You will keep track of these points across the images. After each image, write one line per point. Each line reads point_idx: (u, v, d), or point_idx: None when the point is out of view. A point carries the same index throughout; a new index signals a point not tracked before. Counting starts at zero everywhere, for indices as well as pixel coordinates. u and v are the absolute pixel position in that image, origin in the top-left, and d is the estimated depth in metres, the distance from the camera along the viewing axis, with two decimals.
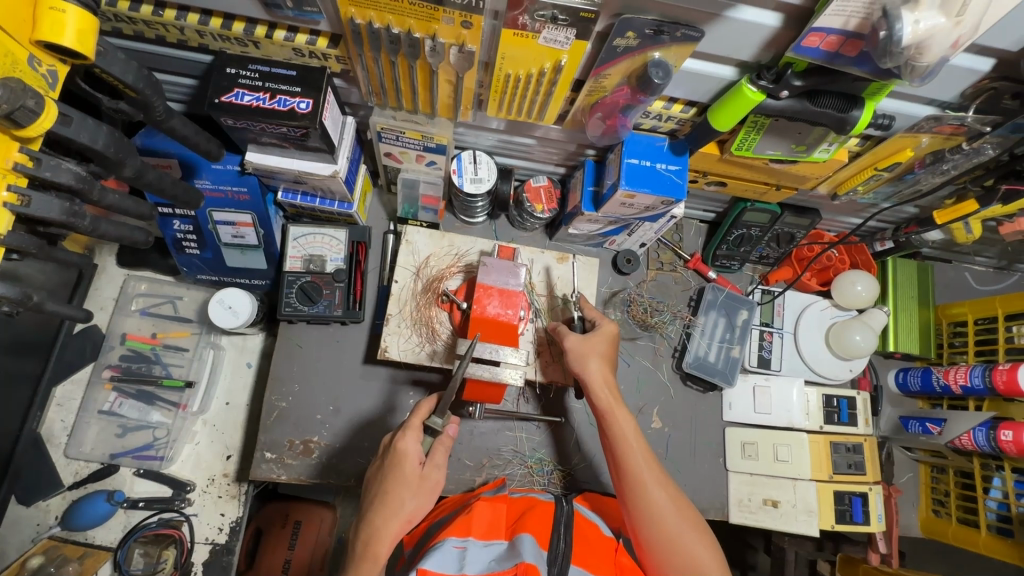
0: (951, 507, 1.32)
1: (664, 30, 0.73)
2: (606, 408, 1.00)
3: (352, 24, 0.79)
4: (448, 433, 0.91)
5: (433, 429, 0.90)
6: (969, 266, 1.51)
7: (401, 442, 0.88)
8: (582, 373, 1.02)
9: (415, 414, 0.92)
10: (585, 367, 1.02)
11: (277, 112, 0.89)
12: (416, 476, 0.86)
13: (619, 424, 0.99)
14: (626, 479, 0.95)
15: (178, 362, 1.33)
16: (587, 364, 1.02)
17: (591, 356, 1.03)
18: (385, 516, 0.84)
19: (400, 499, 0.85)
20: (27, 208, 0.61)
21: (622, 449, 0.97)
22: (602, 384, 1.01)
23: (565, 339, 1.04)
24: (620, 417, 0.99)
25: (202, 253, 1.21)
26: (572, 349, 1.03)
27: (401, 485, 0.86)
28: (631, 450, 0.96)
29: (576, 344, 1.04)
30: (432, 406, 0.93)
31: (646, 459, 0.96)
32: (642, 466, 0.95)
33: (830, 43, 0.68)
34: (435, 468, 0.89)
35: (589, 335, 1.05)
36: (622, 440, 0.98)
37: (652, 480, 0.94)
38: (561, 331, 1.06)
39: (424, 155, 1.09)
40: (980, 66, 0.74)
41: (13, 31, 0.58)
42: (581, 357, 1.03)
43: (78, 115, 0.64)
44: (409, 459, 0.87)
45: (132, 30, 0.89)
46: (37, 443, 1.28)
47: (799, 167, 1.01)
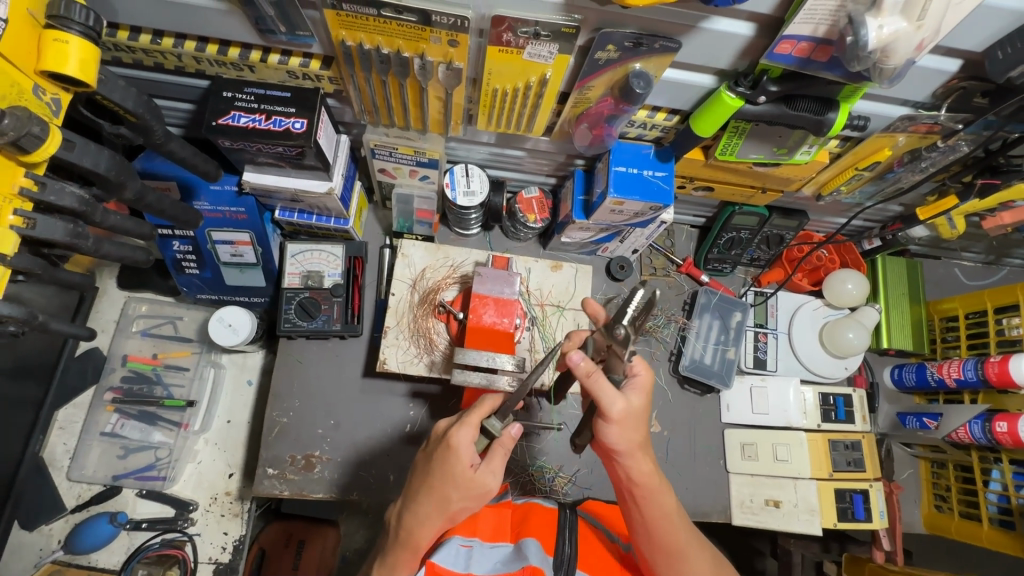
0: (953, 502, 1.33)
1: (643, 42, 0.76)
2: (647, 484, 0.83)
3: (343, 46, 0.82)
4: (509, 436, 0.81)
5: (491, 433, 0.81)
6: (957, 261, 1.53)
7: (454, 436, 0.78)
8: (624, 444, 0.79)
9: (477, 410, 0.81)
10: (629, 439, 0.79)
11: (273, 132, 0.92)
12: (465, 479, 0.78)
13: (657, 500, 0.84)
14: (659, 554, 0.86)
15: (180, 382, 1.34)
16: (632, 434, 0.79)
17: (634, 423, 0.79)
18: (431, 507, 0.79)
19: (446, 496, 0.78)
20: (33, 230, 0.63)
21: (659, 527, 0.84)
22: (641, 455, 0.82)
23: (611, 408, 0.76)
24: (660, 491, 0.84)
25: (201, 273, 1.24)
26: (617, 419, 0.76)
27: (448, 482, 0.78)
28: (671, 527, 0.85)
29: (619, 412, 0.77)
30: (496, 403, 0.82)
31: (683, 533, 0.86)
32: (679, 544, 0.85)
33: (802, 49, 0.71)
34: (488, 473, 0.79)
35: (632, 394, 0.79)
36: (661, 519, 0.84)
37: (691, 552, 0.86)
38: (602, 397, 0.75)
39: (418, 170, 1.12)
40: (948, 66, 0.77)
41: (19, 62, 0.60)
42: (626, 427, 0.78)
43: (81, 141, 0.66)
44: (459, 458, 0.77)
45: (132, 58, 0.92)
46: (40, 467, 1.28)
47: (782, 170, 1.03)
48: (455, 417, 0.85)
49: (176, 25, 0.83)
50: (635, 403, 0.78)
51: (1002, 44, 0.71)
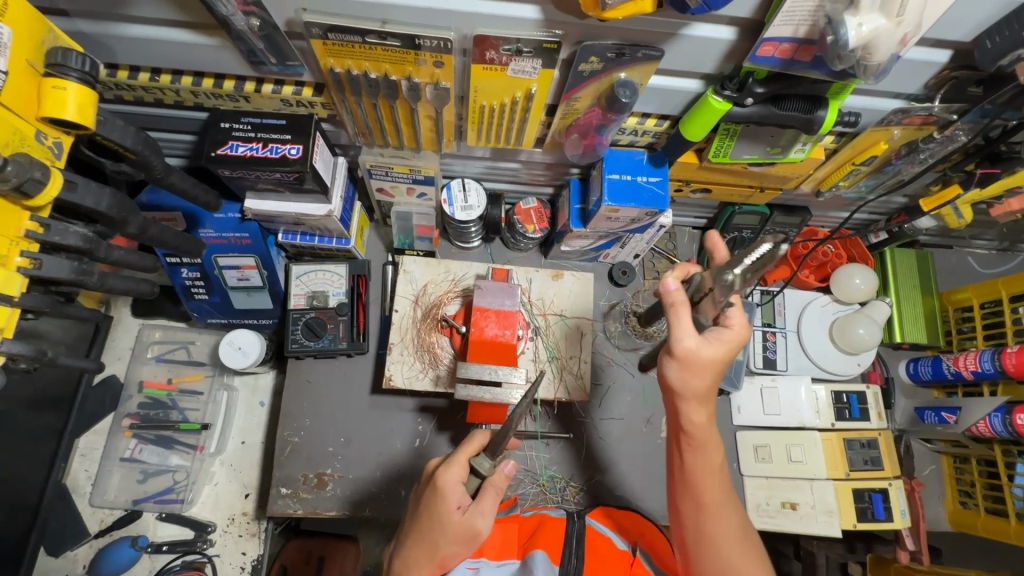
0: (978, 497, 1.29)
1: (625, 52, 0.77)
2: (699, 435, 0.81)
3: (332, 73, 0.84)
4: (500, 473, 0.83)
5: (479, 472, 0.82)
6: (970, 250, 1.50)
7: (441, 477, 0.81)
8: (685, 387, 0.79)
9: (464, 449, 0.84)
10: (693, 385, 0.79)
11: (270, 159, 0.94)
12: (454, 523, 0.78)
13: (708, 453, 0.81)
14: (690, 502, 0.82)
15: (194, 406, 1.37)
16: (698, 381, 0.79)
17: (706, 376, 0.79)
18: (422, 555, 0.80)
19: (436, 542, 0.79)
20: (39, 270, 0.65)
21: (700, 475, 0.81)
22: (700, 405, 0.80)
23: (679, 340, 0.78)
24: (711, 444, 0.81)
25: (210, 298, 1.27)
26: (683, 354, 0.78)
27: (437, 528, 0.79)
28: (710, 478, 0.81)
29: (686, 351, 0.78)
30: (485, 441, 0.85)
31: (719, 488, 0.82)
32: (716, 496, 0.81)
33: (784, 50, 0.71)
34: (478, 516, 0.80)
35: (712, 338, 0.79)
36: (702, 468, 0.81)
37: (723, 511, 0.81)
38: (675, 326, 0.78)
39: (414, 188, 1.14)
40: (937, 57, 0.76)
41: (21, 110, 0.63)
42: (689, 368, 0.78)
43: (83, 181, 0.69)
44: (446, 502, 0.79)
45: (132, 96, 0.95)
46: (63, 494, 1.31)
47: (778, 169, 1.02)
48: (443, 457, 0.87)
49: (172, 63, 0.86)
50: (708, 350, 0.78)
51: (990, 33, 0.70)
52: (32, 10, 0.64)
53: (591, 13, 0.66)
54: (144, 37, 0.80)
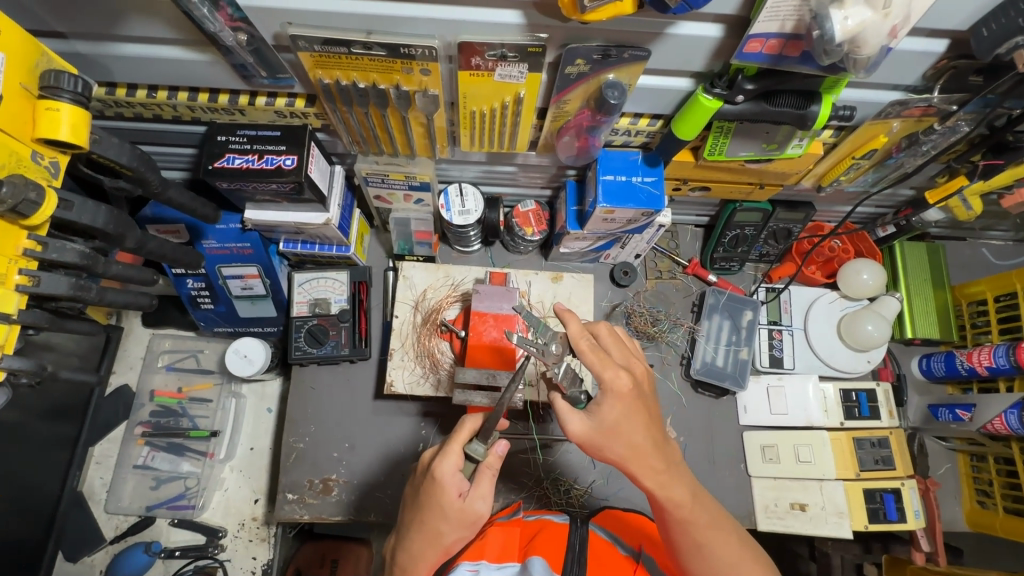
0: (997, 497, 1.25)
1: (611, 53, 0.76)
2: (661, 494, 0.79)
3: (321, 84, 0.84)
4: (494, 456, 0.81)
5: (474, 458, 0.82)
6: (985, 241, 1.45)
7: (438, 468, 0.79)
8: (617, 456, 0.78)
9: (455, 437, 0.82)
10: (612, 451, 0.78)
11: (265, 170, 0.95)
12: (455, 510, 0.78)
13: (674, 500, 0.79)
14: (685, 552, 0.81)
15: (204, 413, 1.39)
16: (617, 438, 0.77)
17: (618, 425, 0.76)
18: (424, 544, 0.80)
19: (438, 530, 0.79)
20: (38, 287, 0.67)
21: (682, 531, 0.80)
22: (643, 459, 0.78)
23: (568, 427, 0.78)
24: (674, 492, 0.79)
25: (216, 307, 1.29)
26: (581, 437, 0.78)
27: (438, 515, 0.79)
28: (695, 520, 0.80)
29: (582, 428, 0.78)
30: (477, 425, 0.84)
31: (705, 525, 0.80)
32: (704, 537, 0.80)
33: (772, 46, 0.70)
34: (478, 500, 0.79)
35: (596, 403, 0.77)
36: (684, 522, 0.80)
37: (713, 541, 0.80)
38: (559, 414, 0.78)
39: (411, 194, 1.14)
40: (933, 48, 0.74)
41: (17, 132, 0.65)
42: (598, 446, 0.77)
43: (79, 199, 0.71)
44: (446, 491, 0.78)
45: (132, 112, 0.98)
46: (80, 501, 1.35)
47: (775, 165, 1.01)
48: (438, 445, 0.86)
49: (167, 80, 0.88)
50: (598, 423, 0.77)
51: (986, 21, 0.68)
52: (25, 34, 0.65)
53: (572, 16, 0.66)
54: (139, 56, 0.82)
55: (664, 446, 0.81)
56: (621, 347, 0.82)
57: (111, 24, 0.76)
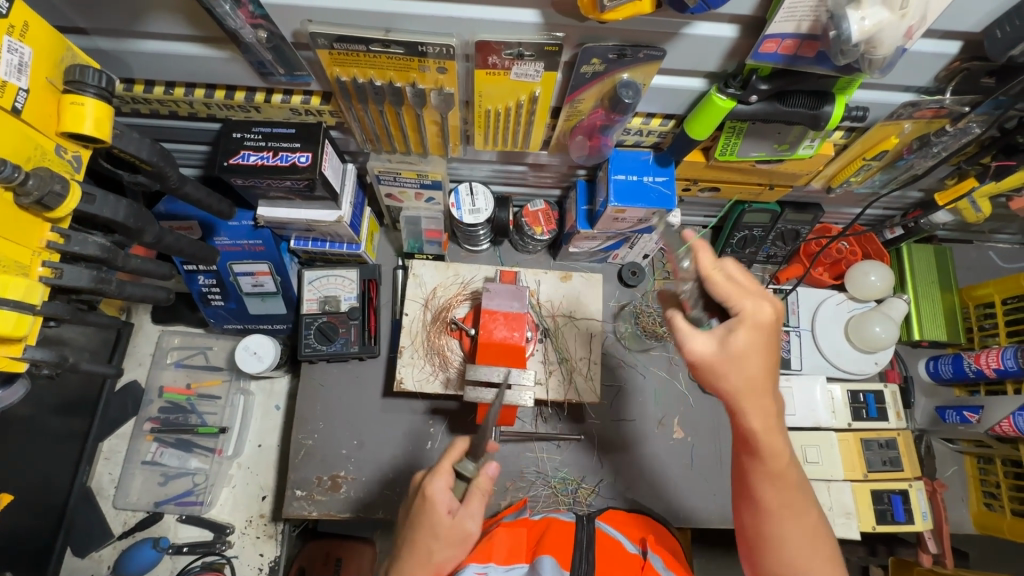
0: (1004, 499, 1.25)
1: (626, 53, 0.77)
2: (762, 439, 0.73)
3: (338, 81, 0.85)
4: (484, 475, 0.83)
5: (465, 475, 0.83)
6: (991, 244, 1.46)
7: (429, 487, 0.81)
8: (727, 390, 0.73)
9: (446, 456, 0.85)
10: (730, 381, 0.72)
11: (280, 167, 0.96)
12: (445, 527, 0.78)
13: (772, 452, 0.73)
14: (765, 506, 0.76)
15: (212, 410, 1.40)
16: (738, 372, 0.71)
17: (744, 356, 0.71)
18: (416, 565, 0.78)
19: (429, 549, 0.78)
20: (60, 279, 0.68)
21: (766, 484, 0.75)
22: (755, 402, 0.72)
23: (690, 346, 0.74)
24: (775, 443, 0.74)
25: (226, 304, 1.30)
26: (701, 361, 0.73)
27: (430, 535, 0.78)
28: (786, 478, 0.75)
29: (705, 351, 0.73)
30: (465, 446, 0.87)
31: (795, 485, 0.75)
32: (786, 499, 0.75)
33: (787, 47, 0.71)
34: (468, 518, 0.80)
35: (728, 330, 0.72)
36: (769, 479, 0.75)
37: (797, 508, 0.75)
38: (680, 334, 0.75)
39: (422, 192, 1.15)
40: (947, 50, 0.75)
41: (41, 126, 0.66)
42: (712, 372, 0.73)
43: (101, 193, 0.72)
44: (436, 507, 0.79)
45: (149, 109, 0.99)
46: (88, 496, 1.35)
47: (786, 166, 1.01)
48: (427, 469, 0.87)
49: (185, 76, 0.89)
50: (723, 351, 0.72)
51: (1001, 22, 0.69)
52: (50, 30, 0.66)
53: (590, 16, 0.67)
54: (159, 53, 0.83)
55: (778, 396, 0.75)
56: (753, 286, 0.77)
57: (133, 20, 0.77)
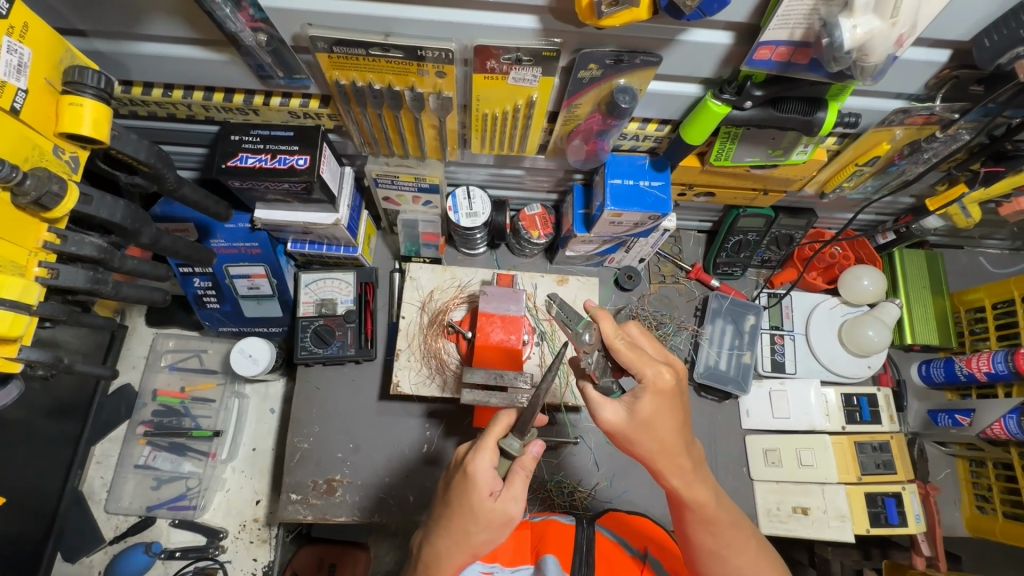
0: (996, 502, 1.26)
1: (624, 59, 0.78)
2: (684, 489, 0.79)
3: (337, 85, 0.86)
4: (529, 455, 0.81)
5: (510, 453, 0.81)
6: (981, 250, 1.48)
7: (473, 465, 0.78)
8: (643, 452, 0.77)
9: (491, 432, 0.82)
10: (642, 447, 0.77)
11: (278, 169, 0.96)
12: (487, 510, 0.77)
13: (698, 500, 0.79)
14: (705, 553, 0.82)
15: (206, 413, 1.39)
16: (648, 437, 0.76)
17: (651, 423, 0.76)
18: (451, 545, 0.79)
19: (466, 531, 0.78)
20: (56, 280, 0.68)
21: (703, 532, 0.81)
22: (669, 459, 0.78)
23: (601, 417, 0.77)
24: (698, 492, 0.80)
25: (221, 306, 1.29)
26: (612, 431, 0.77)
27: (469, 515, 0.78)
28: (718, 520, 0.81)
29: (611, 420, 0.77)
30: (512, 421, 0.83)
31: (727, 523, 0.81)
32: (724, 540, 0.81)
33: (781, 54, 0.72)
34: (509, 500, 0.79)
35: (633, 401, 0.76)
36: (702, 524, 0.81)
37: (733, 548, 0.81)
38: (593, 404, 0.78)
39: (420, 196, 1.15)
40: (937, 58, 0.76)
41: (39, 126, 0.66)
42: (627, 438, 0.77)
43: (98, 194, 0.72)
44: (479, 487, 0.77)
45: (146, 111, 0.99)
46: (80, 501, 1.34)
47: (780, 171, 1.02)
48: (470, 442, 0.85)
49: (183, 79, 0.89)
50: (633, 416, 0.76)
51: (988, 32, 0.71)
52: (49, 30, 0.66)
53: (588, 21, 0.67)
54: (158, 55, 0.83)
55: (691, 447, 0.81)
56: (656, 346, 0.83)
57: (132, 23, 0.77)
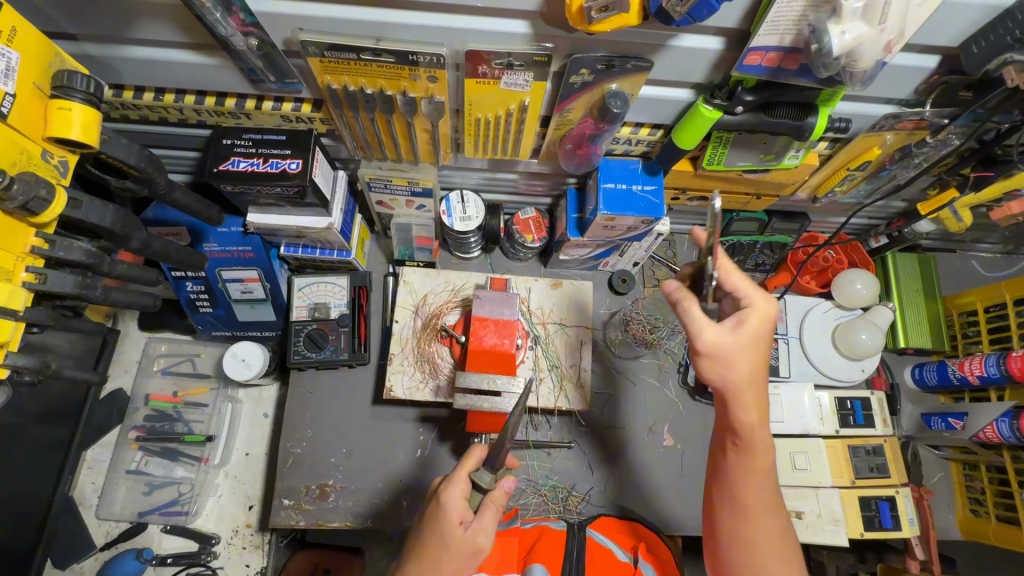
0: (989, 505, 1.26)
1: (615, 64, 0.78)
2: (745, 436, 0.81)
3: (329, 89, 0.86)
4: (501, 489, 0.81)
5: (481, 487, 0.81)
6: (974, 253, 1.49)
7: (445, 494, 0.80)
8: (725, 380, 0.79)
9: (463, 464, 0.83)
10: (733, 371, 0.79)
11: (270, 174, 0.95)
12: (456, 538, 0.77)
13: (755, 445, 0.81)
14: (735, 503, 0.82)
15: (199, 418, 1.38)
16: (734, 368, 0.78)
17: (741, 354, 0.78)
18: (421, 573, 0.77)
19: (437, 559, 0.76)
20: (44, 285, 0.67)
21: (742, 479, 0.82)
22: (746, 401, 0.80)
23: (701, 334, 0.78)
24: (757, 442, 0.81)
25: (214, 311, 1.29)
26: (710, 348, 0.78)
27: (439, 545, 0.77)
28: (758, 477, 0.82)
29: (715, 341, 0.78)
30: (483, 457, 0.84)
31: (765, 488, 0.82)
32: (761, 497, 0.81)
33: (771, 59, 0.72)
34: (480, 532, 0.78)
35: (740, 320, 0.78)
36: (743, 476, 0.82)
37: (761, 512, 0.81)
38: (696, 319, 0.78)
39: (413, 200, 1.15)
40: (926, 63, 0.77)
41: (27, 131, 0.66)
42: (722, 362, 0.78)
43: (87, 198, 0.71)
44: (449, 515, 0.78)
45: (138, 115, 0.99)
46: (70, 507, 1.33)
47: (772, 175, 1.03)
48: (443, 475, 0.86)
49: (175, 83, 0.89)
50: (732, 336, 0.78)
51: (976, 38, 0.71)
52: (38, 35, 0.66)
53: (579, 27, 0.67)
54: (148, 59, 0.83)
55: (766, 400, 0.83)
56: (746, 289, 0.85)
57: (122, 27, 0.77)
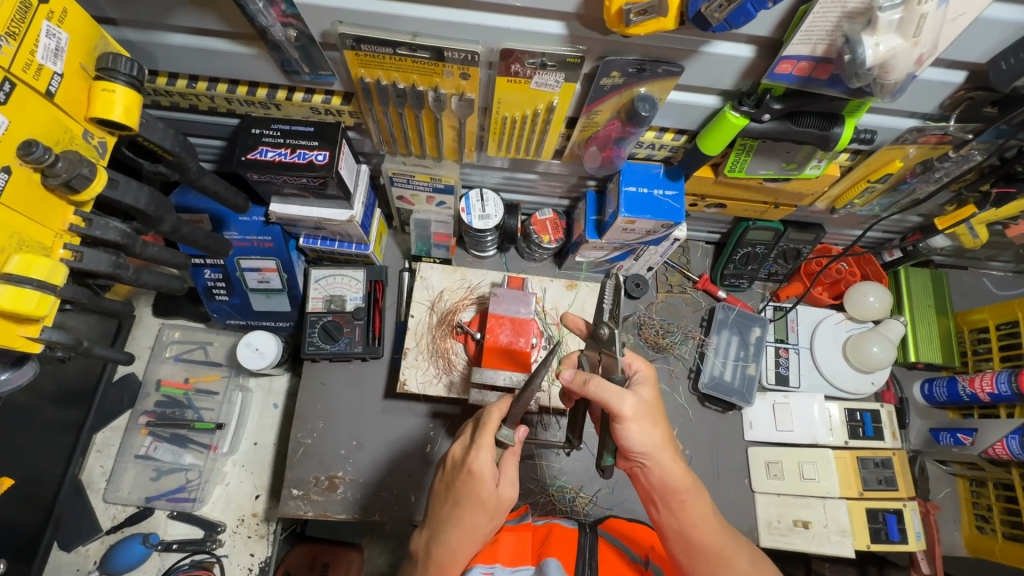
0: (996, 522, 1.26)
1: (646, 68, 0.79)
2: (681, 486, 0.81)
3: (361, 82, 0.86)
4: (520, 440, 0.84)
5: (504, 444, 0.84)
6: (985, 271, 1.50)
7: (474, 463, 0.81)
8: (646, 445, 0.80)
9: (484, 429, 0.83)
10: (638, 441, 0.79)
11: (297, 164, 0.96)
12: (492, 499, 0.81)
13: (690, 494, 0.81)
14: (701, 556, 0.80)
15: (209, 406, 1.39)
16: (646, 433, 0.79)
17: (647, 419, 0.80)
18: (462, 537, 0.83)
19: (477, 523, 0.82)
20: (80, 262, 0.69)
21: (696, 531, 0.81)
22: (665, 454, 0.81)
23: (621, 407, 0.77)
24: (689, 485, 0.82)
25: (231, 299, 1.29)
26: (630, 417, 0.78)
27: (476, 507, 0.81)
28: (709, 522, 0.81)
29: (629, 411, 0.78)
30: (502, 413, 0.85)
31: (718, 529, 0.81)
32: (718, 544, 0.80)
33: (802, 68, 0.74)
34: (508, 484, 0.84)
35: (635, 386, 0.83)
36: (703, 522, 0.81)
37: (731, 550, 0.80)
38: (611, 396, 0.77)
39: (434, 196, 1.16)
40: (953, 79, 0.78)
41: (71, 110, 0.67)
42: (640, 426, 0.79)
43: (124, 179, 0.72)
44: (485, 482, 0.81)
45: (169, 101, 1.00)
46: (78, 489, 1.33)
47: (793, 185, 1.04)
48: (465, 441, 0.87)
49: (210, 71, 0.90)
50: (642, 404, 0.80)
51: (1005, 55, 0.72)
52: (86, 18, 0.68)
53: (615, 29, 0.68)
54: (185, 46, 0.84)
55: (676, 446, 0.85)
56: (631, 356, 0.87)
57: (163, 14, 0.78)
